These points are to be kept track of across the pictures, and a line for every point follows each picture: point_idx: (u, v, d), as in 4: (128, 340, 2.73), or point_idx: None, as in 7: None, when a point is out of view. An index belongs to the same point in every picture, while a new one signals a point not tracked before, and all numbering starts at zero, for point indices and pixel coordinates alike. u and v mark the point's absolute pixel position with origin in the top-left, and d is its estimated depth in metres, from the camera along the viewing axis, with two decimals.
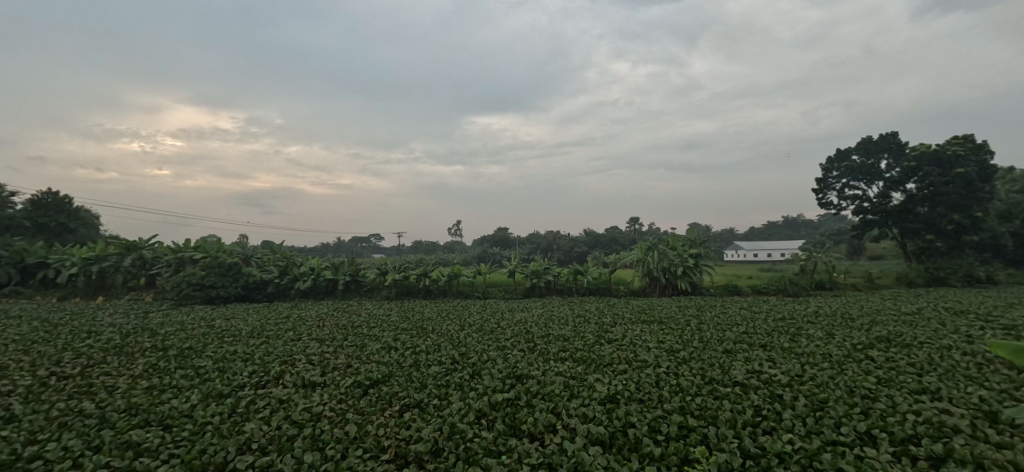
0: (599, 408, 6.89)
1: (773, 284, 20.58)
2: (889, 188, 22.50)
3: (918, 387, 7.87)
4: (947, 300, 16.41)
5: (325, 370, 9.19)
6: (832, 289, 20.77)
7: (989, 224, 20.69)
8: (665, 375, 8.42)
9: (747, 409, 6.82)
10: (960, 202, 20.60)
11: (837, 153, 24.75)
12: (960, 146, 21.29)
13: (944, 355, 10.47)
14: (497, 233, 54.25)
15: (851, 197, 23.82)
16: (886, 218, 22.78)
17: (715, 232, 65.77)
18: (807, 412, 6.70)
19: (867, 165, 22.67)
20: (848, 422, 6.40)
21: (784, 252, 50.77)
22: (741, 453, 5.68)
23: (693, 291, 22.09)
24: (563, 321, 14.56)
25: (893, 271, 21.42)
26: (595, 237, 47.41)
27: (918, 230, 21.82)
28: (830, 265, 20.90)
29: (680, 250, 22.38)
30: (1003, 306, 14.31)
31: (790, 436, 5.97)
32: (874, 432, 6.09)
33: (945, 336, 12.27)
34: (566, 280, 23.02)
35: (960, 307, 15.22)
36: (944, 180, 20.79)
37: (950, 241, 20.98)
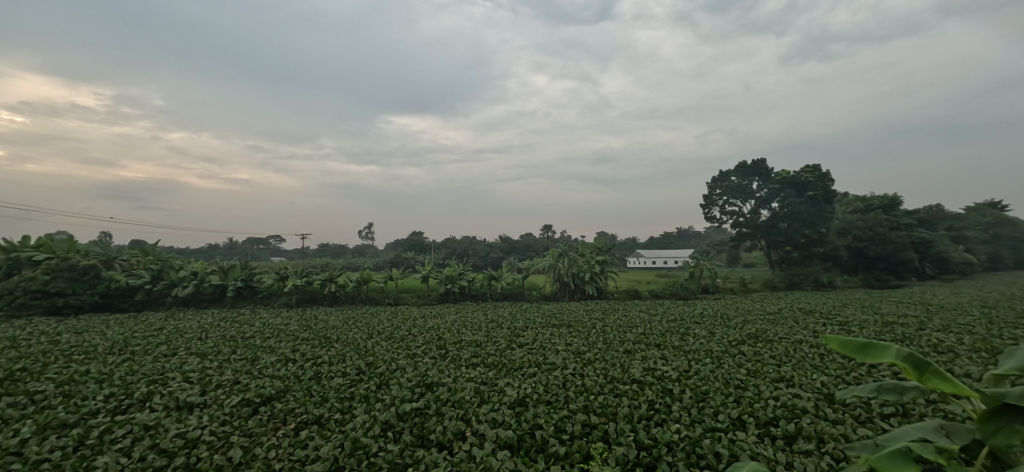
0: (507, 412, 7.53)
1: (667, 289, 22.92)
2: (759, 206, 26.06)
3: (778, 375, 9.66)
4: (801, 301, 19.55)
5: (204, 389, 8.90)
6: (714, 293, 23.64)
7: (831, 239, 24.93)
8: (571, 376, 9.44)
9: (643, 404, 7.87)
10: (810, 219, 24.58)
11: (719, 173, 28.17)
12: (812, 173, 25.33)
13: (797, 348, 12.74)
14: (411, 237, 53.62)
15: (730, 212, 27.18)
16: (757, 232, 26.37)
17: (621, 241, 70.36)
18: (692, 404, 7.93)
19: (742, 185, 26.08)
20: (725, 410, 7.62)
21: (679, 259, 55.79)
22: (637, 444, 6.51)
23: (599, 296, 23.84)
24: (477, 326, 15.30)
25: (762, 278, 24.81)
26: (511, 244, 48.79)
27: (781, 242, 25.86)
28: (713, 271, 23.66)
29: (588, 257, 24.14)
30: (839, 306, 17.44)
31: (678, 426, 7.02)
32: (744, 417, 7.32)
33: (800, 330, 14.92)
34: (481, 286, 23.64)
35: (813, 306, 18.27)
36: (799, 200, 24.72)
37: (803, 251, 25.34)
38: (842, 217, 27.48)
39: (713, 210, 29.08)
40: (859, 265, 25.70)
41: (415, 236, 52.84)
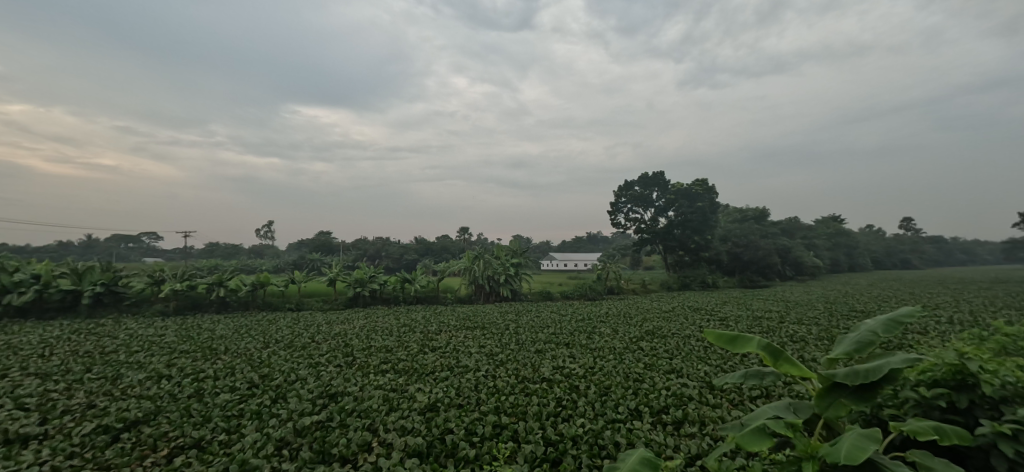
0: (417, 419, 7.34)
1: (577, 291, 24.33)
2: (657, 214, 28.66)
3: (670, 367, 10.89)
4: (691, 301, 21.85)
5: (47, 417, 7.39)
6: (619, 293, 25.58)
7: (716, 245, 28.18)
8: (483, 378, 9.67)
9: (551, 402, 8.26)
10: (699, 226, 27.60)
11: (623, 183, 30.51)
12: (701, 186, 28.54)
13: (686, 342, 14.44)
14: (317, 237, 51.21)
15: (633, 219, 29.57)
16: (655, 237, 28.76)
17: (533, 245, 72.83)
18: (596, 398, 8.49)
19: (643, 194, 28.56)
20: (625, 402, 8.26)
21: (587, 262, 59.15)
22: (544, 440, 6.72)
23: (514, 297, 24.73)
24: (387, 331, 15.34)
25: (659, 280, 27.22)
26: (426, 245, 48.45)
27: (675, 247, 28.70)
28: (618, 273, 25.64)
29: (503, 259, 24.98)
30: (722, 303, 19.87)
31: (582, 420, 7.41)
32: (641, 408, 8.02)
33: (690, 325, 16.82)
34: (393, 289, 23.45)
35: (701, 304, 20.54)
36: (690, 209, 27.49)
37: (692, 256, 28.55)
38: (723, 227, 31.09)
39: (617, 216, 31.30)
40: (735, 268, 29.25)
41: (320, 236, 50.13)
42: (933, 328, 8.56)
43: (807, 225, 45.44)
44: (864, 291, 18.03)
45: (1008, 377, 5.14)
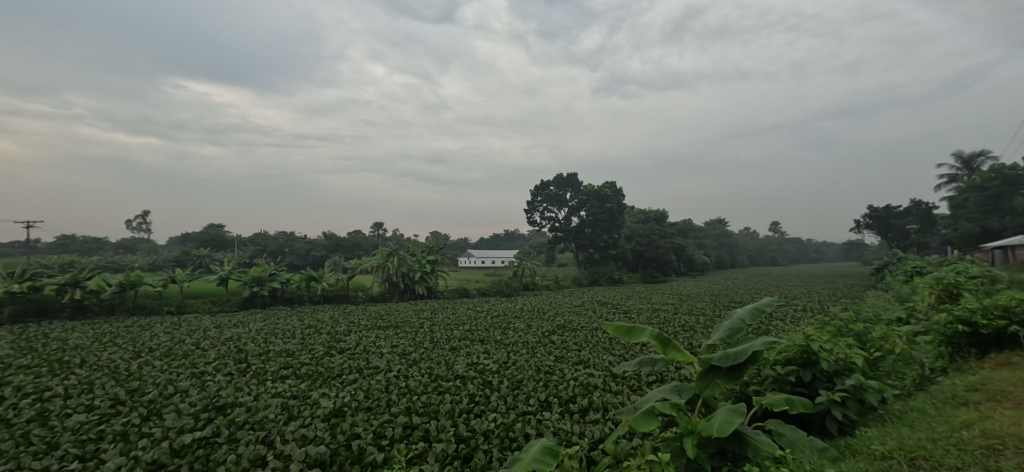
0: (321, 425, 6.96)
1: (493, 287, 24.85)
2: (570, 213, 30.04)
3: (578, 359, 11.45)
4: (599, 295, 23.33)
5: None
6: (534, 290, 26.51)
7: (623, 244, 30.35)
8: (394, 380, 9.43)
9: (464, 398, 8.21)
10: (608, 226, 29.51)
11: (539, 183, 31.57)
12: (610, 187, 30.38)
13: (593, 334, 15.42)
14: (208, 231, 46.87)
15: (548, 218, 30.74)
16: (569, 236, 30.16)
17: (450, 242, 72.61)
18: (508, 392, 8.57)
19: (557, 194, 29.77)
20: (536, 395, 8.38)
21: (504, 259, 60.21)
22: (456, 437, 6.66)
23: (429, 295, 24.71)
24: (289, 334, 14.65)
25: (571, 277, 28.59)
26: (335, 241, 46.46)
27: (586, 245, 30.40)
28: (533, 270, 26.53)
29: (419, 256, 24.85)
30: (627, 297, 21.47)
31: (494, 414, 7.44)
32: (550, 399, 8.15)
33: (596, 319, 17.93)
34: (297, 288, 22.36)
35: (608, 299, 21.98)
36: (600, 209, 29.31)
37: (601, 253, 30.48)
38: (629, 226, 33.44)
39: (533, 215, 32.31)
40: (639, 265, 31.99)
41: (212, 229, 46.02)
42: (788, 315, 10.07)
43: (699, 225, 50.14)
44: (743, 284, 20.54)
45: (840, 354, 6.34)
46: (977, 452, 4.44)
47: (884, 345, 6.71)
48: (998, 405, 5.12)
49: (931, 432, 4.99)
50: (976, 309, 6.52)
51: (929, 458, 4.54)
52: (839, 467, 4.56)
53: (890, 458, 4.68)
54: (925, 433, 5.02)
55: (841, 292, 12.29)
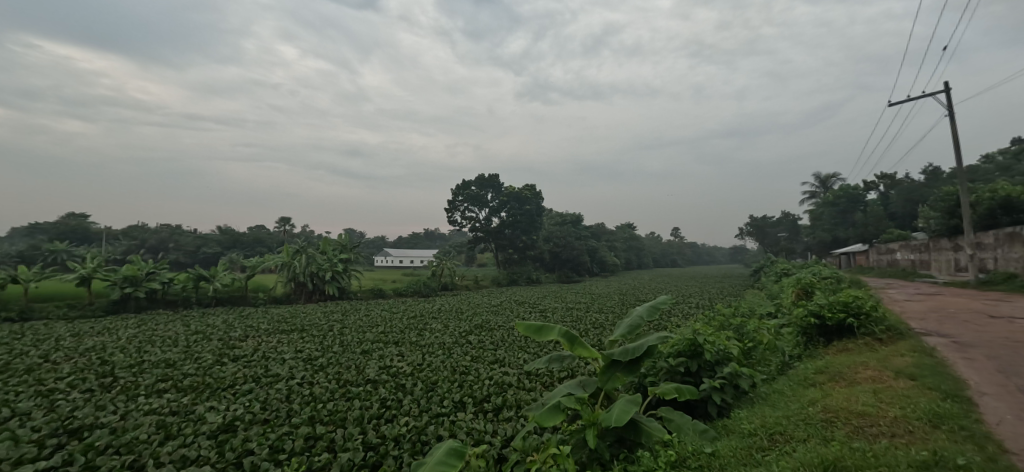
0: (205, 443, 5.42)
1: (411, 287, 24.56)
2: (490, 214, 30.41)
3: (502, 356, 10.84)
4: (516, 295, 23.97)
5: None
6: (452, 290, 26.58)
7: (540, 246, 31.76)
8: (297, 386, 7.65)
9: (375, 403, 6.68)
10: (528, 227, 30.63)
11: (461, 181, 31.53)
12: (530, 190, 31.25)
13: (507, 333, 15.91)
14: (70, 218, 40.86)
15: (468, 218, 30.94)
16: (488, 236, 30.59)
17: (363, 240, 70.13)
18: (421, 395, 7.01)
19: (478, 195, 30.06)
20: (450, 396, 6.94)
21: (422, 259, 59.61)
22: (363, 446, 5.43)
23: (340, 296, 23.90)
24: (172, 343, 12.22)
25: (490, 277, 29.12)
26: (233, 237, 42.94)
27: (506, 246, 31.06)
28: (452, 270, 26.58)
29: (330, 254, 23.93)
30: (543, 296, 22.29)
31: (405, 418, 6.10)
32: (464, 399, 6.72)
33: (513, 318, 18.33)
34: (183, 288, 20.35)
35: (525, 299, 22.55)
36: (520, 211, 30.15)
37: (520, 254, 31.33)
38: (547, 227, 34.84)
39: (453, 214, 32.34)
40: (555, 265, 33.74)
41: (76, 219, 40.21)
42: (687, 310, 11.39)
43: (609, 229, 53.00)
44: (646, 285, 22.16)
45: (720, 345, 7.05)
46: (820, 425, 4.80)
47: (756, 336, 7.73)
48: (835, 384, 5.67)
49: (787, 409, 5.52)
50: (825, 304, 7.74)
51: (784, 433, 4.96)
52: (716, 446, 5.01)
53: (754, 434, 5.11)
54: (782, 411, 5.54)
55: (722, 292, 13.93)
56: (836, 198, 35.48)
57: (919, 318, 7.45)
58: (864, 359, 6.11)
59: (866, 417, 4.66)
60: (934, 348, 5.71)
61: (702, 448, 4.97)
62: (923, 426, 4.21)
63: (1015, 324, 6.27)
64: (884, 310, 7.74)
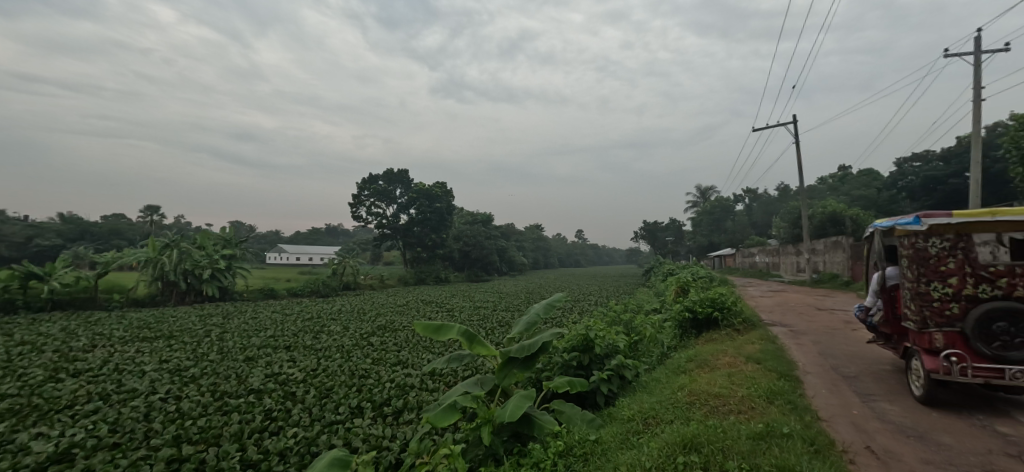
0: None
1: (307, 287, 23.15)
2: (398, 210, 29.75)
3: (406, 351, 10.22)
4: (424, 294, 23.82)
5: None
6: (354, 289, 25.60)
7: (448, 245, 31.96)
8: (160, 401, 6.61)
9: (257, 416, 5.98)
10: (437, 225, 30.64)
11: (368, 174, 30.38)
12: (441, 187, 31.14)
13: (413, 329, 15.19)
14: None
15: (375, 214, 30.09)
16: (396, 233, 29.93)
17: (253, 234, 64.81)
18: (313, 403, 6.39)
19: (386, 190, 29.32)
20: (346, 401, 6.43)
21: (323, 256, 56.82)
22: (241, 464, 4.87)
23: (220, 297, 21.69)
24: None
25: (397, 275, 28.70)
26: (82, 228, 36.95)
27: (414, 244, 30.67)
28: (355, 269, 25.57)
29: (209, 250, 21.62)
30: (452, 296, 22.42)
31: (293, 429, 5.56)
32: (362, 404, 6.30)
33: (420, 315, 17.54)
34: (7, 290, 17.03)
35: (432, 298, 22.33)
36: (430, 209, 29.90)
37: (429, 252, 31.15)
38: (457, 226, 35.14)
39: (359, 209, 31.23)
40: (465, 264, 34.71)
41: None
42: (582, 307, 12.08)
43: (518, 229, 53.96)
44: (547, 284, 22.88)
45: (609, 340, 7.64)
46: (685, 407, 5.43)
47: (640, 330, 8.48)
48: (702, 370, 6.46)
49: (662, 394, 6.20)
50: (697, 300, 8.74)
51: (655, 417, 5.55)
52: (599, 434, 5.50)
53: (631, 420, 5.66)
54: (657, 396, 6.20)
55: (615, 291, 14.73)
56: (712, 207, 39.95)
57: (769, 311, 8.75)
58: (725, 348, 7.03)
59: (721, 398, 5.37)
60: (778, 337, 6.72)
61: (587, 436, 5.43)
62: (760, 402, 4.94)
63: (835, 314, 7.65)
64: (743, 304, 8.94)
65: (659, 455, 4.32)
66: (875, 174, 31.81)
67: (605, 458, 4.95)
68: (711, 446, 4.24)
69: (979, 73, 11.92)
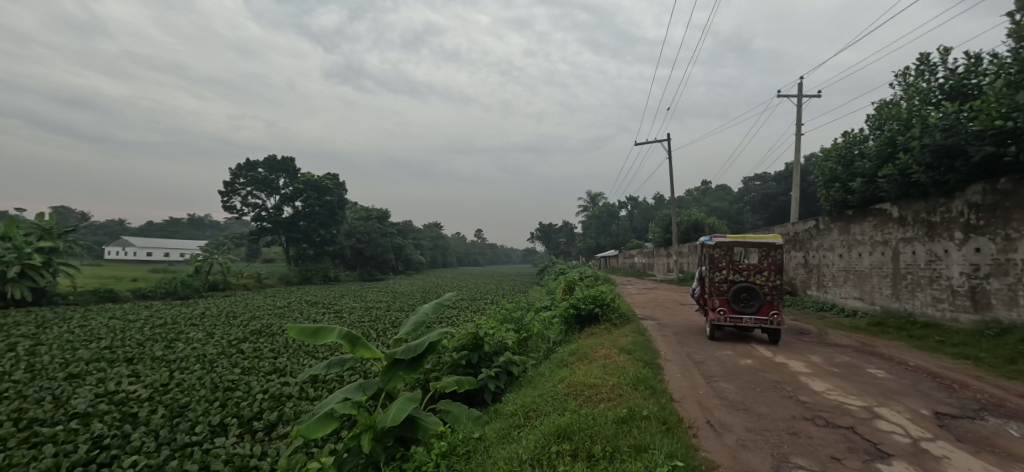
0: None
1: (160, 288, 19.91)
2: (282, 202, 27.42)
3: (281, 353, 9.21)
4: (309, 294, 22.39)
5: None
6: (224, 290, 23.04)
7: (339, 241, 30.44)
8: None
9: (83, 443, 4.92)
10: (325, 220, 29.02)
11: (245, 160, 27.68)
12: (332, 180, 29.53)
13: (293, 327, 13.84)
14: None
15: (253, 204, 27.56)
16: (278, 228, 27.59)
17: (93, 224, 55.38)
18: (163, 422, 5.46)
19: (267, 179, 26.97)
20: (205, 418, 5.61)
21: (183, 252, 50.34)
22: None
23: (35, 301, 17.28)
24: None
25: (277, 273, 26.80)
26: None
27: (299, 239, 28.65)
28: (224, 267, 22.97)
29: (20, 243, 17.29)
30: (340, 296, 21.35)
31: (133, 458, 4.69)
32: (226, 420, 5.56)
33: (305, 316, 15.88)
34: None
35: (317, 298, 20.84)
36: (318, 203, 28.20)
37: (317, 249, 29.32)
38: (348, 221, 33.71)
39: (233, 199, 28.31)
40: (358, 262, 34.13)
41: None
42: (473, 307, 12.17)
43: (414, 226, 52.63)
44: (441, 284, 22.48)
45: (498, 338, 7.79)
46: (562, 399, 5.76)
47: (529, 327, 8.74)
48: (580, 363, 6.89)
49: (544, 388, 6.50)
50: (580, 297, 9.29)
51: (536, 410, 5.81)
52: (483, 431, 5.60)
53: (514, 415, 5.85)
54: (540, 390, 6.51)
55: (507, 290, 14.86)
56: (599, 213, 42.18)
57: (639, 307, 9.59)
58: (602, 341, 7.59)
59: (595, 387, 5.79)
60: (647, 330, 7.39)
61: (471, 434, 5.50)
62: (627, 390, 5.40)
63: (690, 309, 8.63)
64: (619, 301, 9.69)
65: (536, 447, 4.48)
66: (728, 189, 36.46)
67: (486, 454, 5.05)
68: (581, 433, 4.51)
69: (801, 110, 14.14)
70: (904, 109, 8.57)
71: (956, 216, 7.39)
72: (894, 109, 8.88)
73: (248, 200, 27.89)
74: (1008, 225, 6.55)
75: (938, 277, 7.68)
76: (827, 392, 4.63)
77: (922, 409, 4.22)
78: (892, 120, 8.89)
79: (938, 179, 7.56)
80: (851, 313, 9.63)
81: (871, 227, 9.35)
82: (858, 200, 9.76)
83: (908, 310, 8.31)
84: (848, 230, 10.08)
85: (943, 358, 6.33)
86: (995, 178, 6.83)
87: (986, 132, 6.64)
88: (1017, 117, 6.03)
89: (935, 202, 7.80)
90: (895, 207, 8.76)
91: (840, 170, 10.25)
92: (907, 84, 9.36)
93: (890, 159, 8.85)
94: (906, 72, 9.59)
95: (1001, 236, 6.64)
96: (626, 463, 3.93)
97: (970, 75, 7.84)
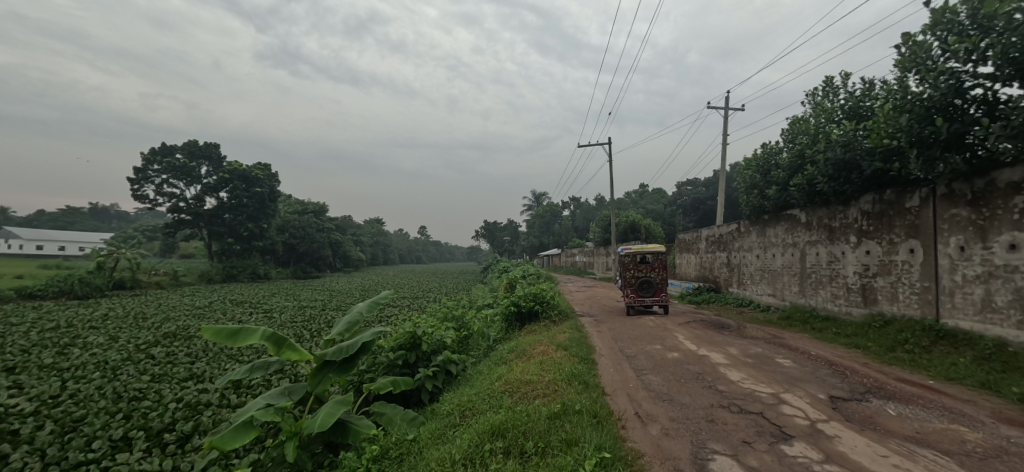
0: None
1: (52, 288, 17.81)
2: (204, 192, 25.47)
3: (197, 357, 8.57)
4: (234, 293, 21.14)
5: None
6: (132, 288, 21.20)
7: (269, 236, 28.97)
8: None
9: None
10: (254, 214, 27.48)
11: (161, 145, 25.74)
12: (263, 171, 27.97)
13: None
14: None
15: (170, 194, 25.67)
16: (200, 220, 25.56)
17: None
18: (53, 440, 4.93)
19: (185, 166, 25.14)
20: (105, 432, 5.13)
21: (85, 245, 45.64)
22: None
23: None
24: None
25: (196, 271, 25.16)
26: None
27: (223, 233, 26.86)
28: (133, 263, 21.15)
29: None
30: (269, 295, 20.31)
31: None
32: (130, 434, 5.11)
33: (230, 316, 14.91)
34: None
35: (244, 297, 19.69)
36: (246, 194, 26.61)
37: (244, 244, 27.68)
38: (280, 215, 32.16)
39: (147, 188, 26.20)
40: (291, 259, 32.73)
41: None
42: (410, 306, 11.88)
43: (354, 221, 51.01)
44: (380, 282, 21.88)
45: (435, 337, 7.67)
46: (498, 397, 5.76)
47: (468, 326, 8.66)
48: (517, 361, 6.92)
49: (482, 386, 6.46)
50: (521, 295, 9.34)
51: (471, 408, 5.76)
52: (418, 432, 5.46)
53: (450, 414, 5.76)
54: (478, 388, 6.46)
55: (445, 288, 14.66)
56: (543, 212, 42.52)
57: (575, 305, 9.79)
58: (539, 339, 7.68)
59: (530, 384, 5.83)
60: (584, 326, 7.54)
61: (404, 436, 5.33)
62: (562, 385, 5.47)
63: (621, 305, 8.93)
64: (558, 300, 9.81)
65: (468, 446, 4.41)
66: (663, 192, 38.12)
67: (418, 455, 4.93)
68: (515, 431, 4.50)
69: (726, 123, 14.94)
70: (812, 125, 9.23)
71: (852, 222, 8.08)
72: (803, 125, 9.55)
73: (163, 189, 25.82)
74: (892, 230, 7.23)
75: (838, 275, 8.36)
76: (741, 382, 4.91)
77: (818, 394, 4.56)
78: (801, 134, 9.53)
79: (838, 189, 8.23)
80: (766, 308, 10.30)
81: (784, 230, 10.05)
82: (772, 206, 10.44)
83: (813, 306, 8.99)
84: (765, 233, 10.77)
85: (840, 348, 6.90)
86: (883, 189, 7.51)
87: (878, 150, 7.25)
88: (898, 138, 6.60)
89: (835, 209, 8.49)
90: (803, 212, 9.46)
91: (758, 178, 10.91)
92: (815, 103, 10.08)
93: (800, 171, 9.49)
94: (814, 93, 10.33)
95: (887, 241, 7.31)
96: (556, 458, 3.97)
97: (865, 99, 8.56)
